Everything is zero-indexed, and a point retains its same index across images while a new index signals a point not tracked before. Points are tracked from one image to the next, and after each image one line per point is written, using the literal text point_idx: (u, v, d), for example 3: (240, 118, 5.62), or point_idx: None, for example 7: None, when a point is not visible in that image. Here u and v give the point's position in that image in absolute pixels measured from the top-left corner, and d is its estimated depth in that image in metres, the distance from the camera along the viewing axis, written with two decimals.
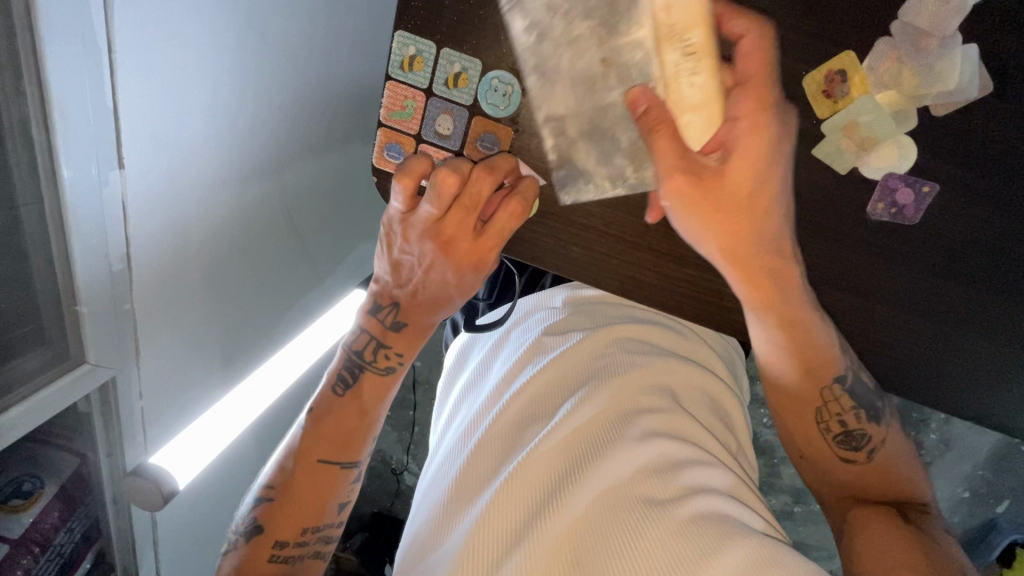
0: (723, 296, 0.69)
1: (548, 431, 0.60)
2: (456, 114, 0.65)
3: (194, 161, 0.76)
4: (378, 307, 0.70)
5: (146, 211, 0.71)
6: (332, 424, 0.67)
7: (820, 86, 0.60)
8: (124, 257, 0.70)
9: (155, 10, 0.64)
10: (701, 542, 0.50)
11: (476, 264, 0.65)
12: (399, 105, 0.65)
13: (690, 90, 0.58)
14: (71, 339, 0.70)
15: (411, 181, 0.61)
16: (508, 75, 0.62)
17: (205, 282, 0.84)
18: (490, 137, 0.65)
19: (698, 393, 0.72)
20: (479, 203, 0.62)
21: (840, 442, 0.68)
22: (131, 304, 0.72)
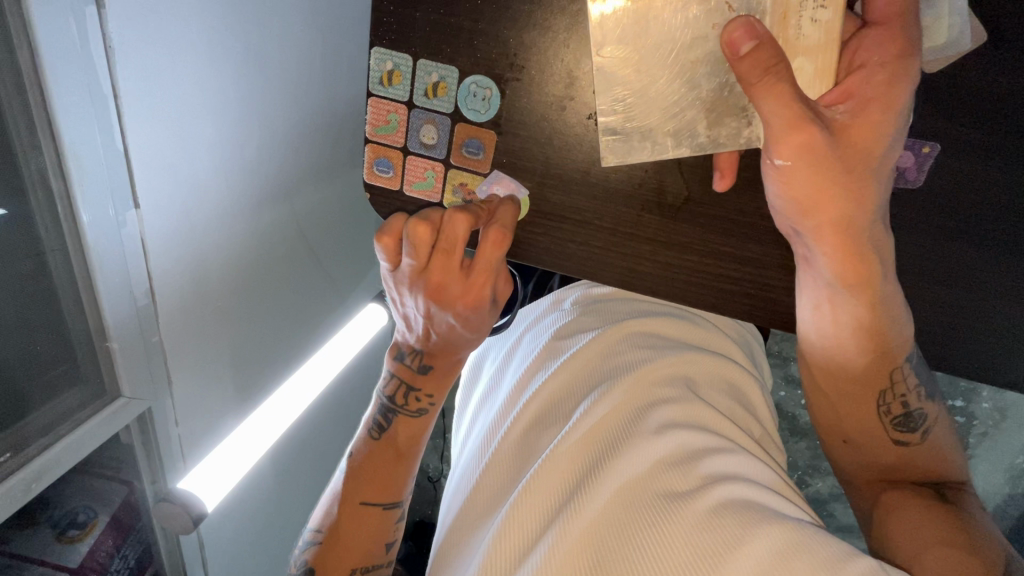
0: (728, 282, 0.67)
1: (564, 432, 0.60)
2: (439, 123, 0.66)
3: (206, 193, 0.79)
4: (402, 353, 0.70)
5: (167, 248, 0.73)
6: (374, 467, 0.68)
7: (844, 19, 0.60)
8: (148, 292, 0.73)
9: (157, 55, 0.67)
10: (727, 536, 0.48)
11: (473, 304, 0.62)
12: (384, 119, 0.67)
13: (810, 28, 0.54)
14: (105, 373, 0.74)
15: (395, 241, 0.60)
16: (488, 78, 0.62)
17: (228, 310, 0.87)
18: (473, 142, 0.65)
19: (721, 384, 0.71)
20: (459, 242, 0.60)
21: (896, 424, 0.65)
22: (159, 336, 0.75)
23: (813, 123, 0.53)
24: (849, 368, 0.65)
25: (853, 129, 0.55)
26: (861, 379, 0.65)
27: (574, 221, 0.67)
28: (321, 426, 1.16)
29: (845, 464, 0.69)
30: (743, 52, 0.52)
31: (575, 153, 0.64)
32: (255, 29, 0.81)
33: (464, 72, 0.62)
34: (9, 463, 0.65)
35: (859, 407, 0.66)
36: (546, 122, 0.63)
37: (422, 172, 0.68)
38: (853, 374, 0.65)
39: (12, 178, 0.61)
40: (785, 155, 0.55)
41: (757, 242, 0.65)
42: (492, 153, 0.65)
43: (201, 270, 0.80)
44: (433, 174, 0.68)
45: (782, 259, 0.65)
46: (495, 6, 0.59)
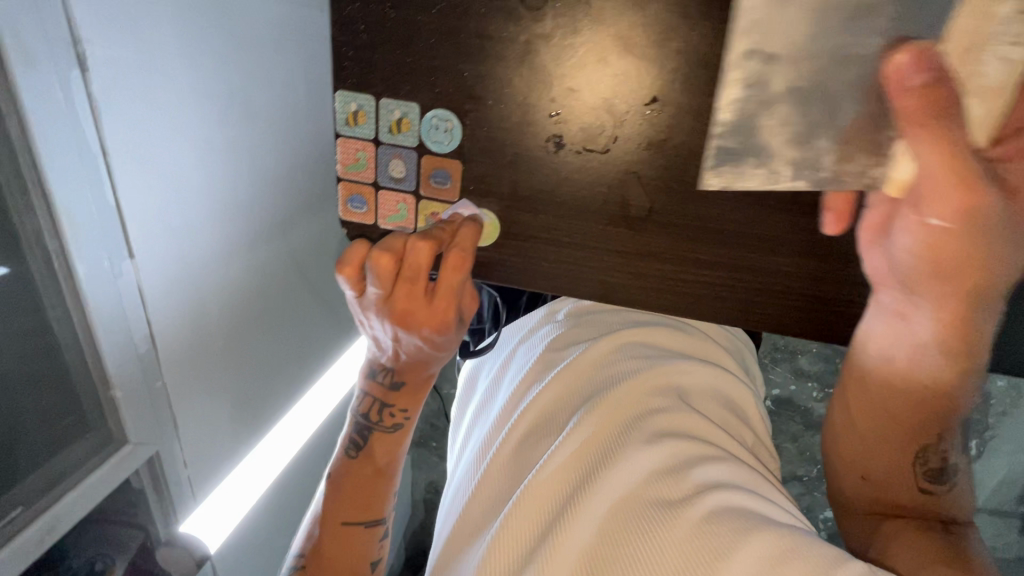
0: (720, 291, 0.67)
1: (557, 446, 0.60)
2: (405, 156, 0.68)
3: (201, 236, 0.81)
4: (374, 370, 0.69)
5: (162, 295, 0.75)
6: (352, 488, 0.69)
7: None
8: (148, 336, 0.75)
9: (143, 108, 0.69)
10: (712, 536, 0.50)
11: (438, 328, 0.61)
12: (355, 157, 0.69)
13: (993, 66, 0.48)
14: (111, 422, 0.75)
15: (359, 271, 0.60)
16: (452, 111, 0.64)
17: (227, 349, 0.88)
18: (441, 171, 0.67)
19: (710, 390, 0.71)
20: (421, 270, 0.59)
21: (928, 472, 0.64)
22: (162, 380, 0.77)
23: (983, 187, 0.50)
24: (896, 404, 0.63)
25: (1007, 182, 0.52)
26: (906, 417, 0.63)
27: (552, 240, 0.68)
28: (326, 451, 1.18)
29: (857, 497, 0.68)
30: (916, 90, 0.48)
31: (545, 176, 0.65)
32: (237, 75, 0.83)
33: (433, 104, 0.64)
34: (23, 516, 0.66)
35: (885, 441, 0.65)
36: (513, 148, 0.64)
37: (395, 204, 0.70)
38: (894, 414, 0.63)
39: (10, 242, 0.62)
40: (949, 216, 0.51)
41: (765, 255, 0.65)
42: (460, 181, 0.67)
43: (200, 318, 0.82)
44: (406, 204, 0.70)
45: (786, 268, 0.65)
46: (450, 39, 0.60)
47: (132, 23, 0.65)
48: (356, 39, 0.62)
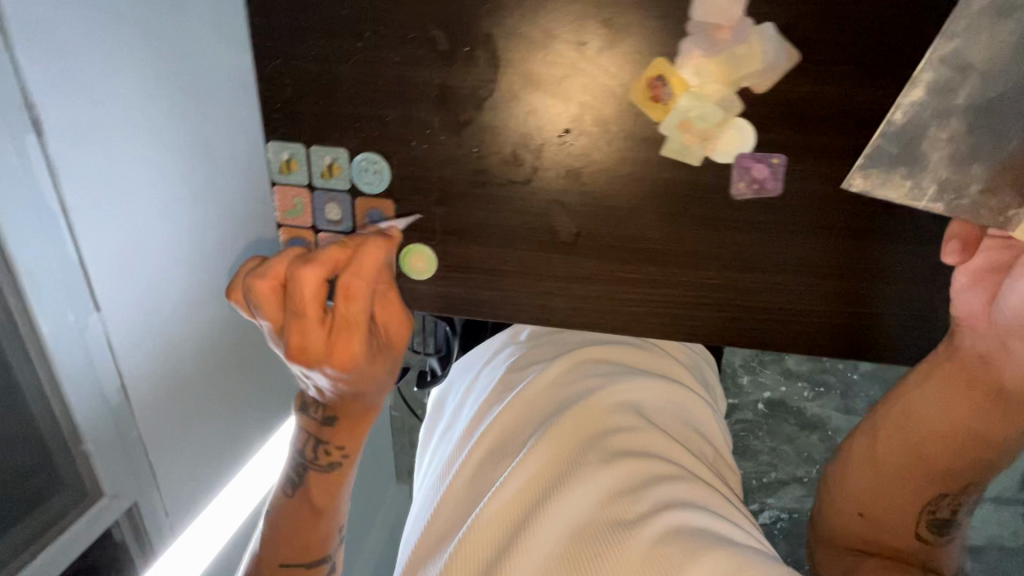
0: (687, 312, 0.52)
1: (511, 471, 0.60)
2: (341, 200, 0.51)
3: (171, 286, 0.77)
4: (306, 402, 0.58)
5: (133, 354, 0.73)
6: (292, 527, 0.59)
7: (644, 94, 0.44)
8: (120, 388, 0.72)
9: (109, 157, 0.65)
10: (662, 556, 0.50)
11: (338, 361, 0.47)
12: (291, 202, 0.52)
13: None
14: (84, 477, 0.73)
15: (266, 286, 0.46)
16: (381, 143, 0.48)
17: (204, 393, 0.86)
18: (375, 212, 0.51)
19: (669, 406, 0.72)
20: (299, 294, 0.45)
21: (932, 522, 0.54)
22: (137, 432, 0.75)
23: None
24: (930, 438, 0.52)
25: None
26: (934, 457, 0.53)
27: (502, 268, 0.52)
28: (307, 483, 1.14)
29: (831, 529, 0.58)
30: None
31: (472, 206, 0.50)
32: (211, 120, 0.79)
33: (364, 135, 0.48)
34: None
35: (899, 476, 0.54)
36: (431, 185, 0.49)
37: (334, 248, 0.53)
38: (919, 450, 0.53)
39: None
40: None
41: (747, 273, 0.50)
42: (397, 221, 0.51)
43: (181, 370, 0.81)
44: None
45: (771, 287, 0.51)
46: (398, 88, 0.46)
47: (106, 81, 0.63)
48: (269, 69, 0.47)
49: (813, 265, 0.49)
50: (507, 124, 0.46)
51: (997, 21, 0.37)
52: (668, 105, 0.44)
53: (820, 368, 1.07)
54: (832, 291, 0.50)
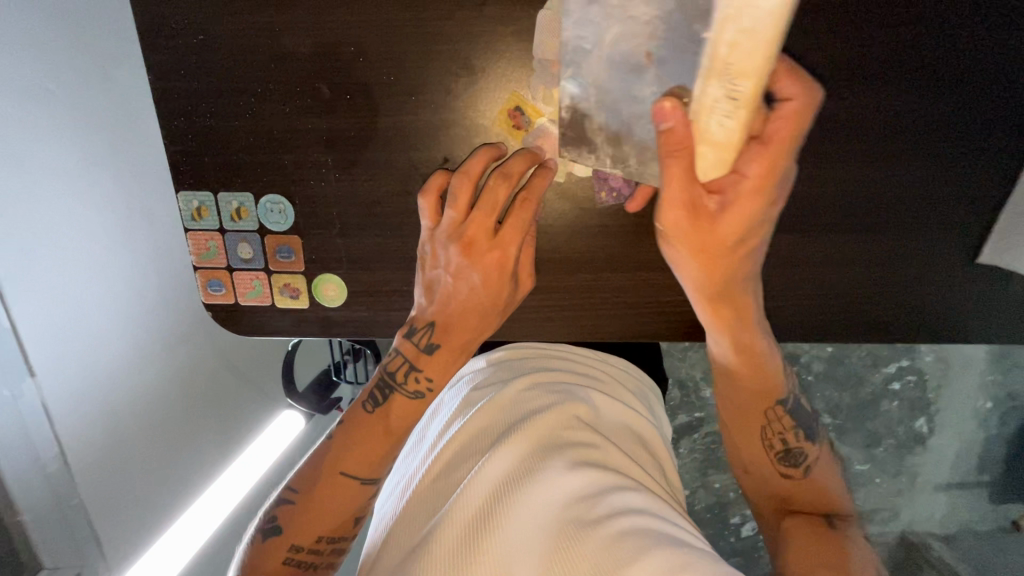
0: (564, 313, 0.57)
1: (471, 478, 0.58)
2: (251, 240, 0.55)
3: (114, 344, 0.70)
4: (411, 329, 0.55)
5: (79, 428, 0.67)
6: (311, 512, 0.55)
7: (507, 124, 0.50)
8: (58, 454, 0.65)
9: (23, 211, 0.60)
10: (617, 557, 0.51)
11: (501, 269, 0.51)
12: (205, 245, 0.56)
13: (724, 123, 0.39)
14: (23, 550, 0.67)
15: (463, 185, 0.49)
16: (281, 186, 0.53)
17: (155, 453, 0.77)
18: (284, 247, 0.55)
19: (621, 421, 0.72)
20: (501, 180, 0.48)
21: (779, 459, 0.51)
22: (80, 498, 0.68)
23: (696, 212, 0.42)
24: (732, 391, 0.52)
25: (711, 224, 0.42)
26: (744, 402, 0.52)
27: (397, 291, 0.56)
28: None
29: (752, 496, 0.54)
30: (664, 130, 0.39)
31: (366, 237, 0.54)
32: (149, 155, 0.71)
33: (265, 180, 0.53)
34: None
35: (745, 431, 0.52)
36: (330, 222, 0.54)
37: (248, 282, 0.57)
38: (744, 402, 0.52)
39: None
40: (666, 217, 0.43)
41: (614, 272, 0.55)
42: (306, 254, 0.55)
43: (151, 439, 0.76)
44: (261, 283, 0.57)
45: (634, 282, 0.55)
46: (290, 137, 0.51)
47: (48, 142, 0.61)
48: (172, 128, 0.51)
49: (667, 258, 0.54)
50: (393, 161, 0.52)
51: (591, 47, 0.44)
52: (528, 129, 0.50)
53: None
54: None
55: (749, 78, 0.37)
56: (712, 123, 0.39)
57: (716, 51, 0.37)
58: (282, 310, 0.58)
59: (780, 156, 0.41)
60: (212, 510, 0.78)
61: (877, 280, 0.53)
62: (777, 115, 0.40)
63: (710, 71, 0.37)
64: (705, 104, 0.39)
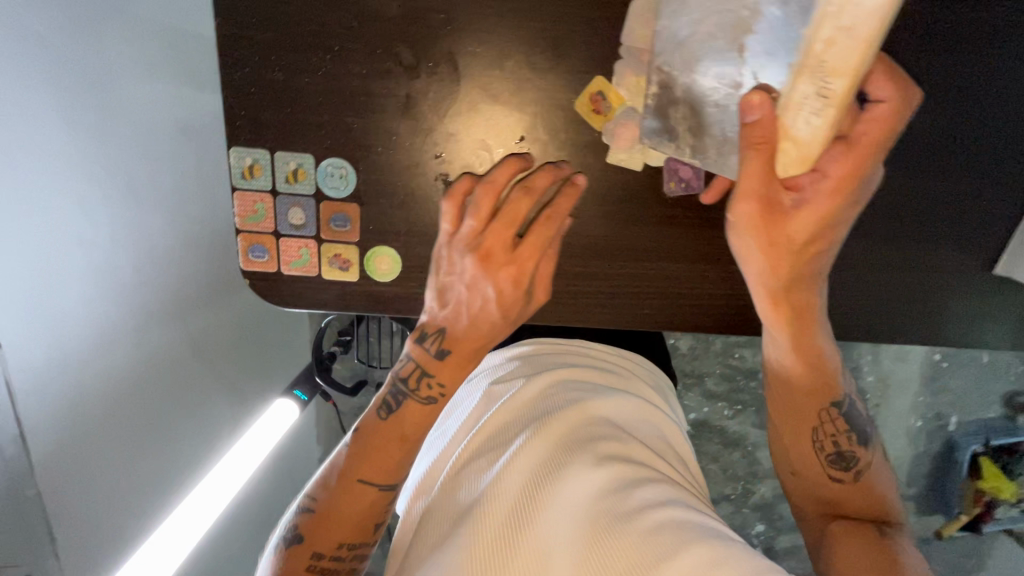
0: (619, 301, 0.56)
1: (504, 466, 0.55)
2: (305, 205, 0.52)
3: (77, 308, 0.60)
4: (422, 334, 0.51)
5: (44, 409, 0.56)
6: (341, 516, 0.47)
7: (587, 107, 0.50)
8: (17, 437, 0.54)
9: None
10: (654, 548, 0.49)
11: (516, 282, 0.50)
12: (253, 207, 0.52)
13: (807, 122, 0.40)
14: None
15: (486, 196, 0.49)
16: (346, 150, 0.51)
17: (124, 439, 0.67)
18: (339, 216, 0.53)
19: (646, 418, 0.70)
20: (522, 199, 0.49)
21: (830, 462, 0.53)
22: (38, 488, 0.56)
23: (768, 204, 0.43)
24: (783, 386, 0.53)
25: (785, 218, 0.44)
26: (796, 400, 0.53)
27: None
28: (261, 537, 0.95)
29: (801, 502, 0.55)
30: (746, 125, 0.41)
31: (427, 212, 0.53)
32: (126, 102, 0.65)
33: (330, 142, 0.51)
34: None
35: (798, 431, 0.54)
36: (394, 192, 0.52)
37: (295, 250, 0.54)
38: (798, 402, 0.53)
39: None
40: (736, 213, 0.44)
41: (672, 262, 0.55)
42: (364, 224, 0.53)
43: (121, 427, 0.67)
44: (309, 252, 0.54)
45: (691, 273, 0.56)
46: (363, 98, 0.49)
47: (42, 83, 0.56)
48: (234, 80, 0.49)
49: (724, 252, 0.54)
50: (466, 135, 0.51)
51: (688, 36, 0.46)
52: (607, 116, 0.50)
53: (735, 389, 1.10)
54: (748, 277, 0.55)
55: (844, 76, 0.37)
56: (796, 120, 0.41)
57: (812, 46, 0.38)
58: (328, 282, 0.55)
59: (860, 158, 0.43)
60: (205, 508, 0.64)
61: (907, 286, 0.58)
62: (866, 120, 0.42)
63: (805, 67, 0.39)
64: (793, 100, 0.40)
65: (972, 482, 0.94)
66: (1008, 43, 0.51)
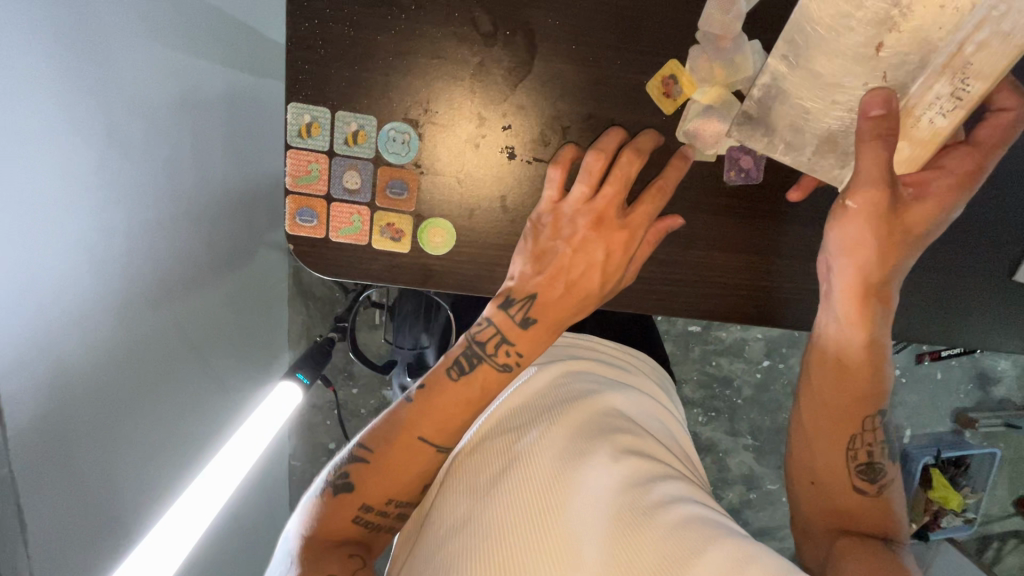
0: (668, 288, 0.56)
1: (514, 457, 0.47)
2: (362, 169, 0.51)
3: (62, 263, 0.53)
4: (508, 301, 0.51)
5: (28, 376, 0.49)
6: (395, 464, 0.48)
7: (658, 90, 0.50)
8: None
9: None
10: (673, 549, 0.41)
11: (625, 246, 0.51)
12: (306, 167, 0.50)
13: (934, 120, 0.46)
14: None
15: (597, 162, 0.49)
16: (409, 113, 0.49)
17: (110, 419, 0.60)
18: (397, 182, 0.51)
19: (661, 410, 0.62)
20: (631, 165, 0.49)
21: (857, 472, 0.51)
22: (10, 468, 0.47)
23: (889, 188, 0.46)
24: (826, 388, 0.52)
25: (905, 205, 0.47)
26: (833, 399, 0.52)
27: (507, 246, 0.54)
28: (248, 531, 0.90)
29: (808, 513, 0.53)
30: (871, 117, 0.46)
31: (488, 184, 0.52)
32: (135, 45, 0.59)
33: (396, 105, 0.49)
34: None
35: (830, 435, 0.52)
36: (457, 162, 0.51)
37: (347, 216, 0.52)
38: (840, 404, 0.52)
39: None
40: (862, 198, 0.47)
41: (721, 252, 0.56)
42: (421, 193, 0.52)
43: (106, 402, 0.59)
44: (361, 219, 0.52)
45: (738, 263, 0.56)
46: (435, 61, 0.48)
47: (47, 27, 0.50)
48: (300, 31, 0.47)
49: (771, 244, 0.56)
50: (536, 107, 0.50)
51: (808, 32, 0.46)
52: (677, 100, 0.51)
53: (712, 395, 1.15)
54: (793, 269, 0.56)
55: (985, 80, 0.44)
56: (922, 116, 0.46)
57: (961, 49, 0.44)
58: (378, 252, 0.53)
59: (977, 159, 0.48)
60: (217, 487, 0.49)
61: (934, 298, 0.60)
62: (976, 132, 0.49)
63: (948, 68, 0.45)
64: (924, 100, 0.46)
65: (922, 491, 1.04)
66: None
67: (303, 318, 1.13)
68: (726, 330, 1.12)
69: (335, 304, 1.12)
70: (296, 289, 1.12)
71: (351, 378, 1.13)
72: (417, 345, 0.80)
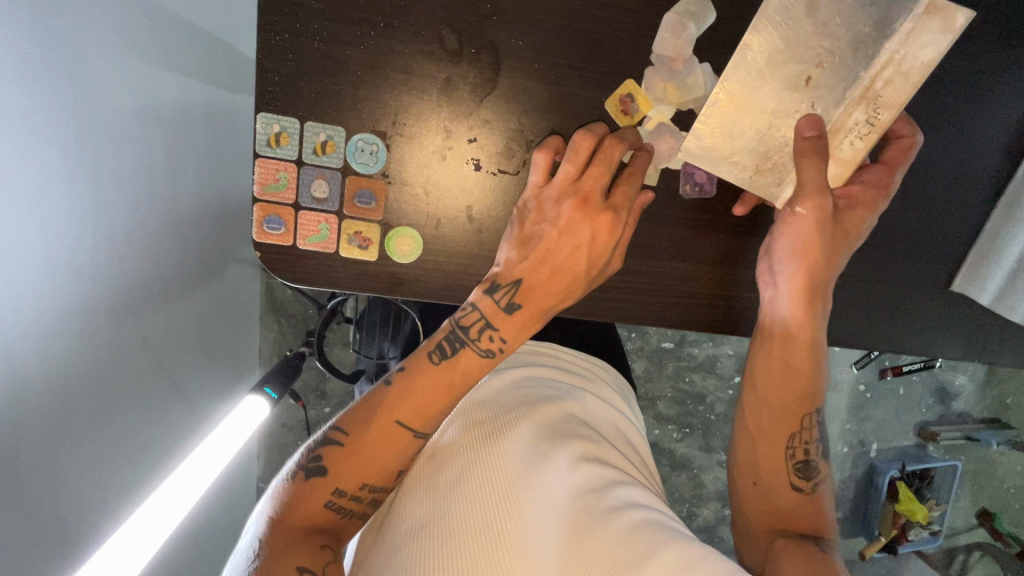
0: (630, 295, 0.58)
1: (473, 464, 0.48)
2: (330, 178, 0.52)
3: (22, 266, 0.52)
4: (492, 286, 0.51)
5: None
6: (371, 446, 0.48)
7: (615, 108, 0.53)
8: None
9: None
10: (627, 553, 0.42)
11: (609, 230, 0.51)
12: (274, 176, 0.51)
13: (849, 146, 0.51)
14: None
15: (584, 142, 0.50)
16: (377, 126, 0.51)
17: (65, 435, 0.58)
18: (365, 192, 0.52)
19: (621, 419, 0.63)
20: (617, 148, 0.51)
21: (795, 470, 0.54)
22: None
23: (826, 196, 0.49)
24: (769, 386, 0.54)
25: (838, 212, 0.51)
26: (775, 399, 0.54)
27: (474, 257, 0.55)
28: (212, 554, 0.87)
29: (749, 514, 0.55)
30: (806, 137, 0.50)
31: (454, 195, 0.53)
32: (108, 53, 0.60)
33: (364, 117, 0.51)
34: None
35: (772, 436, 0.54)
36: (424, 173, 0.53)
37: (314, 224, 0.53)
38: (783, 405, 0.54)
39: None
40: (811, 203, 0.49)
41: (679, 260, 0.58)
42: (389, 203, 0.53)
43: (61, 418, 0.57)
44: (329, 227, 0.53)
45: (697, 272, 0.58)
46: (404, 76, 0.50)
47: (20, 37, 0.50)
48: (270, 45, 0.48)
49: (726, 254, 0.58)
50: (500, 122, 0.52)
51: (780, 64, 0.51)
52: (635, 117, 0.54)
53: (685, 412, 1.17)
54: (749, 280, 0.59)
55: (892, 109, 0.49)
56: (844, 141, 0.51)
57: (873, 83, 0.49)
58: (344, 261, 0.54)
59: (892, 175, 0.53)
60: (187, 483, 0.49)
61: (879, 308, 0.63)
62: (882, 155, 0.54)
63: (862, 98, 0.50)
64: (846, 124, 0.51)
65: (890, 504, 1.09)
66: (968, 103, 0.59)
67: (275, 336, 1.12)
68: (698, 347, 1.15)
69: (307, 321, 1.12)
70: (269, 307, 1.11)
71: (322, 397, 1.12)
72: (381, 353, 0.80)
